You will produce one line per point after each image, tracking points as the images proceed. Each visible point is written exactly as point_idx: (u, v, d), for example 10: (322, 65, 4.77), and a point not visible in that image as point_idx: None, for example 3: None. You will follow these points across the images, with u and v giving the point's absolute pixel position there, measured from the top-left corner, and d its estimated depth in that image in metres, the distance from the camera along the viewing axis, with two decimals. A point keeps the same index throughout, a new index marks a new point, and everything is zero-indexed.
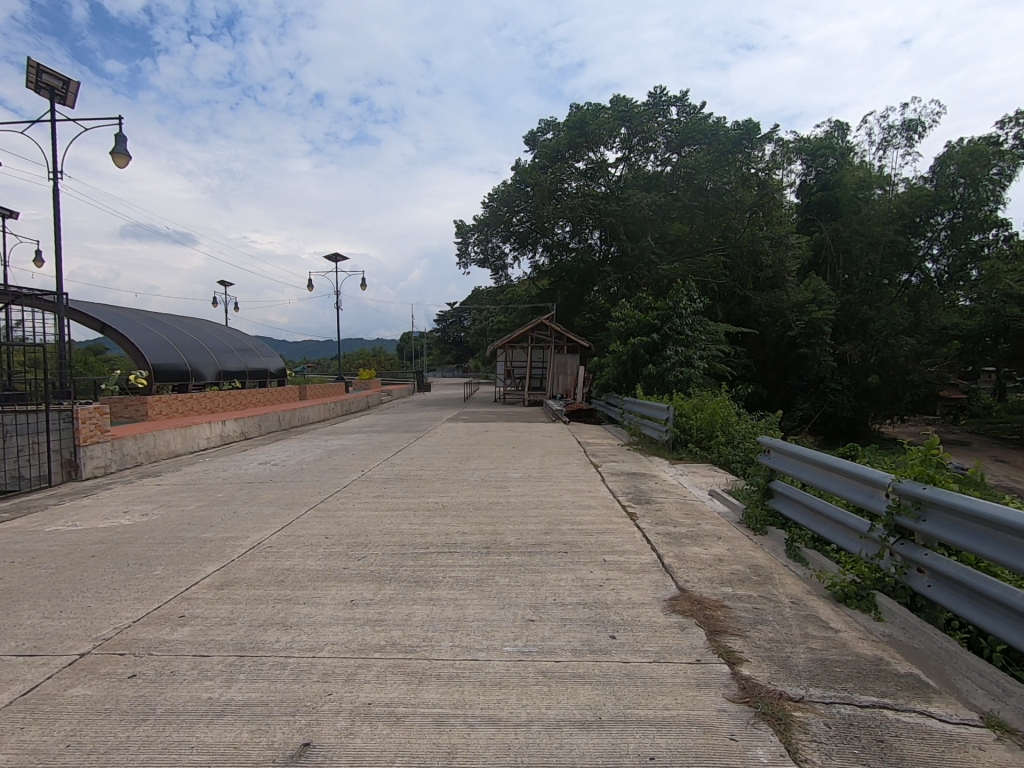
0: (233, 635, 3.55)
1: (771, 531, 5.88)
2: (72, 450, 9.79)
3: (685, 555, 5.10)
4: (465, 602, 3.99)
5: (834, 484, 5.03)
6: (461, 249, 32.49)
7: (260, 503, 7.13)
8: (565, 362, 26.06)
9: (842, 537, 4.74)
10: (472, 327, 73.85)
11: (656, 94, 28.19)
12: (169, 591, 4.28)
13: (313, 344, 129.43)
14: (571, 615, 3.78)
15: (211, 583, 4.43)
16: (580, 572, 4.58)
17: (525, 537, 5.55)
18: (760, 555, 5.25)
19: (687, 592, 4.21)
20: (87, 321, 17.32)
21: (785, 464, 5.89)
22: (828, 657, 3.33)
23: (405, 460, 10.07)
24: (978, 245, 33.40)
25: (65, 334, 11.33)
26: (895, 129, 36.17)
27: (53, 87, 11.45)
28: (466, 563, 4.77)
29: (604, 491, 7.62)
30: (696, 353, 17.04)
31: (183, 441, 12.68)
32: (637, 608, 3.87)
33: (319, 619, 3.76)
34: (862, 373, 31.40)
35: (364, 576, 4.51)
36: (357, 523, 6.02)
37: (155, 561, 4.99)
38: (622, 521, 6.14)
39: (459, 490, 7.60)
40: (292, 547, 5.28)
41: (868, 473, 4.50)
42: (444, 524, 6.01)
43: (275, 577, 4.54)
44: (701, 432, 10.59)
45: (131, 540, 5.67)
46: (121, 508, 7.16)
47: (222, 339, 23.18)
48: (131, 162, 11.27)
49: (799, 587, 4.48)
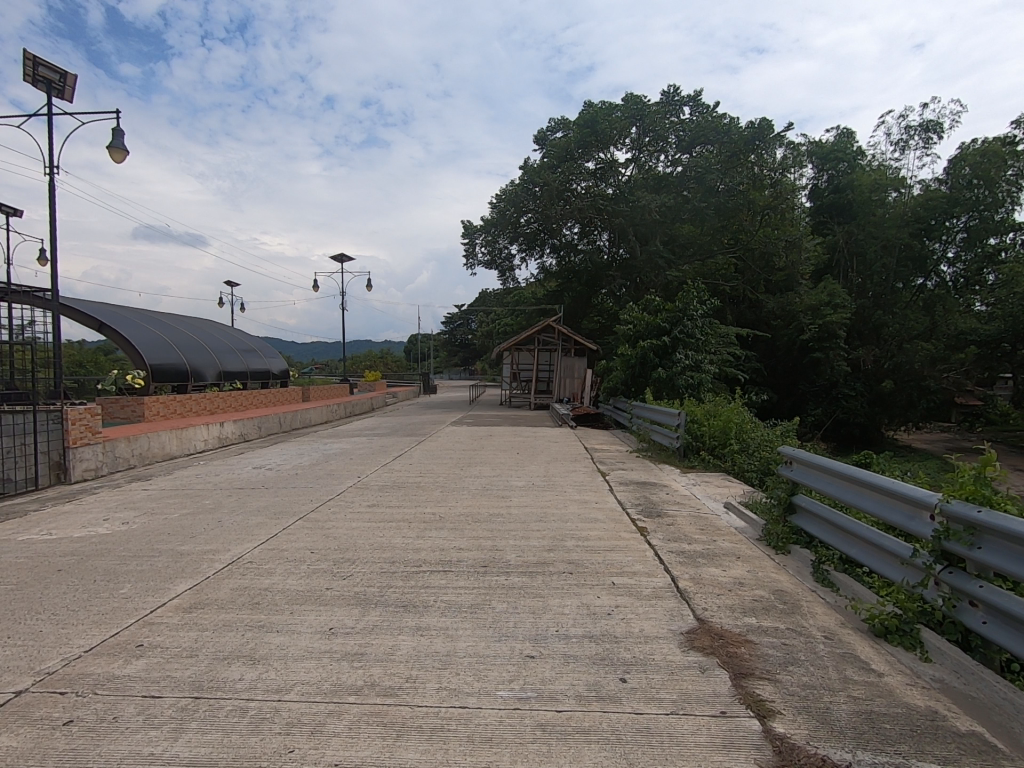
0: (192, 671, 3.13)
1: (795, 550, 5.41)
2: (61, 452, 9.43)
3: (702, 577, 4.64)
4: (457, 633, 3.55)
5: (868, 503, 4.58)
6: (468, 249, 32.16)
7: (247, 512, 6.72)
8: (573, 366, 25.09)
9: (879, 562, 4.27)
10: (479, 331, 73.46)
11: (668, 94, 27.73)
12: (130, 615, 3.86)
13: (319, 348, 129.61)
14: (574, 651, 3.34)
15: (180, 606, 4.01)
16: (586, 597, 4.13)
17: (526, 555, 5.08)
18: (784, 578, 4.79)
19: (706, 624, 3.75)
20: (84, 318, 16.93)
21: (808, 478, 5.43)
22: (874, 710, 2.89)
23: (404, 467, 9.61)
24: (995, 249, 32.60)
25: (59, 333, 11.00)
26: (912, 130, 35.44)
27: (50, 80, 11.17)
28: (461, 585, 4.33)
29: (613, 502, 7.16)
30: (707, 357, 16.56)
31: (179, 444, 12.33)
32: (650, 644, 3.42)
33: (291, 653, 3.32)
34: (876, 379, 30.77)
35: (347, 600, 4.07)
36: (347, 537, 5.59)
37: (123, 578, 4.58)
38: (631, 537, 5.68)
39: (458, 500, 7.15)
40: (273, 563, 4.85)
41: (910, 492, 4.04)
42: (440, 537, 5.60)
43: (250, 599, 4.12)
44: (714, 439, 10.11)
45: (103, 552, 5.26)
46: (102, 515, 6.79)
47: (224, 340, 22.83)
48: (128, 157, 10.93)
49: (831, 618, 4.02)
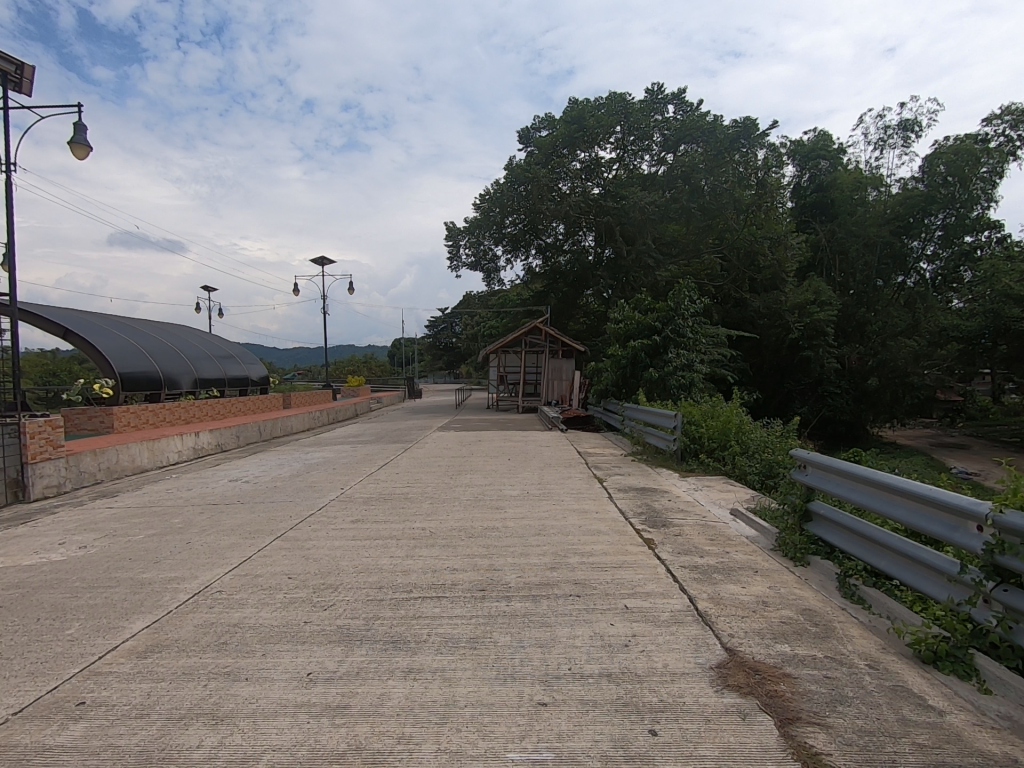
0: (139, 738, 2.63)
1: (815, 562, 4.96)
2: (18, 469, 8.78)
3: (721, 596, 4.22)
4: (455, 676, 3.08)
5: (899, 510, 4.15)
6: (452, 251, 31.65)
7: (219, 532, 6.16)
8: (560, 367, 24.87)
9: (917, 577, 3.82)
10: (464, 335, 72.73)
11: (653, 92, 27.55)
12: (72, 665, 3.34)
13: (301, 355, 128.05)
14: (593, 695, 2.89)
15: (134, 650, 3.51)
16: (598, 625, 3.68)
17: (527, 576, 4.61)
18: (809, 594, 4.37)
19: (736, 655, 3.32)
20: (48, 325, 16.12)
21: (826, 482, 5.03)
22: (946, 761, 2.47)
23: (391, 476, 9.12)
24: (971, 246, 33.10)
25: (18, 341, 10.31)
26: (891, 128, 35.64)
27: (6, 71, 10.55)
28: (457, 615, 3.86)
29: (614, 512, 6.71)
30: (698, 357, 16.27)
31: (150, 456, 11.72)
32: (678, 684, 2.98)
33: (262, 709, 2.84)
34: (862, 377, 30.52)
35: (329, 637, 3.57)
36: (329, 559, 5.06)
37: (72, 616, 4.05)
38: (639, 551, 5.22)
39: (449, 512, 6.69)
40: (245, 593, 4.34)
41: (953, 499, 3.62)
42: (432, 556, 5.11)
43: (217, 638, 3.62)
44: (713, 442, 9.74)
45: (53, 584, 4.70)
46: (57, 539, 6.19)
47: (201, 347, 22.05)
48: (92, 153, 10.32)
49: (870, 642, 3.58)
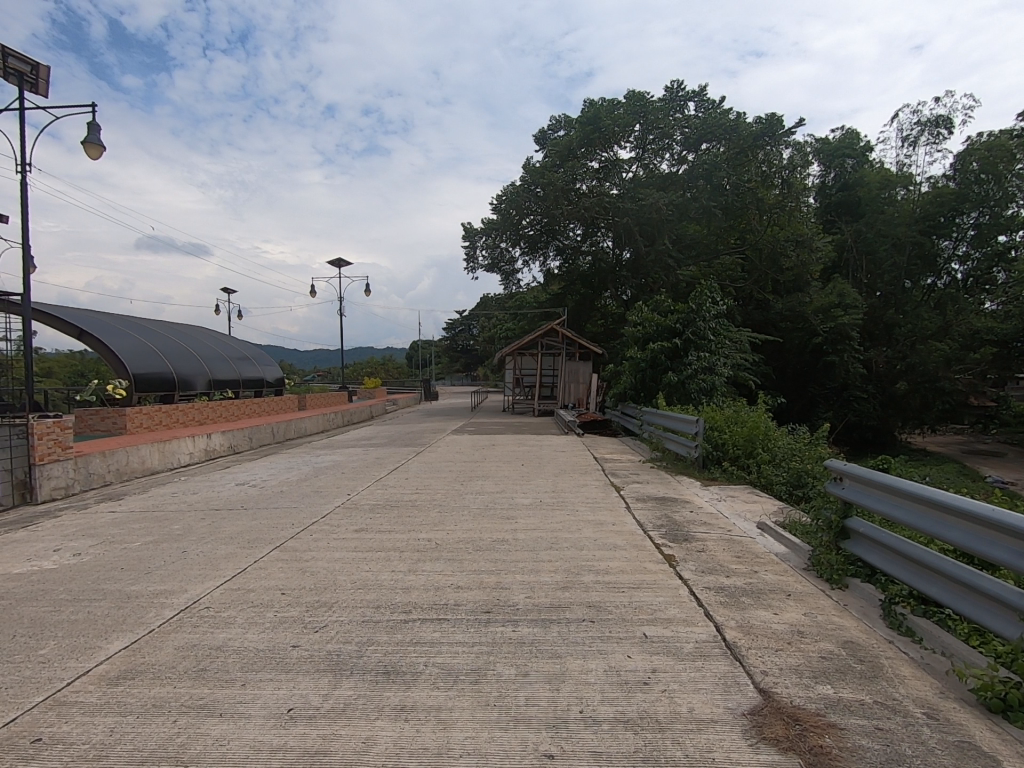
0: None
1: (854, 585, 4.52)
2: (25, 470, 8.62)
3: (752, 624, 3.81)
4: (451, 718, 2.73)
5: (952, 532, 3.66)
6: (469, 253, 31.37)
7: (216, 541, 5.88)
8: (577, 371, 24.83)
9: (978, 611, 3.32)
10: (481, 338, 72.53)
11: (672, 90, 27.02)
12: (39, 692, 3.06)
13: (320, 356, 129.03)
14: (607, 746, 2.52)
15: (107, 675, 3.22)
16: (613, 657, 3.31)
17: (536, 596, 4.23)
18: (850, 623, 3.95)
19: (769, 697, 2.92)
20: (64, 325, 16.11)
21: (864, 497, 4.56)
22: None
23: (400, 482, 8.81)
24: (1005, 247, 31.66)
25: (30, 340, 10.23)
26: (921, 126, 34.65)
27: (21, 72, 10.44)
28: (457, 642, 3.51)
29: (631, 524, 6.30)
30: (721, 359, 15.71)
31: (161, 457, 11.59)
32: (705, 732, 2.61)
33: (232, 752, 2.52)
34: (890, 383, 29.88)
35: (316, 666, 3.24)
36: (326, 573, 4.76)
37: (50, 633, 3.78)
38: (659, 570, 4.82)
39: (457, 522, 6.33)
40: (234, 610, 4.05)
41: (1017, 522, 3.15)
42: (435, 572, 4.76)
43: (195, 662, 3.32)
44: (738, 449, 9.27)
45: (38, 596, 4.44)
46: (52, 545, 5.96)
47: (216, 348, 22.00)
48: (105, 153, 10.19)
49: (926, 684, 3.15)
